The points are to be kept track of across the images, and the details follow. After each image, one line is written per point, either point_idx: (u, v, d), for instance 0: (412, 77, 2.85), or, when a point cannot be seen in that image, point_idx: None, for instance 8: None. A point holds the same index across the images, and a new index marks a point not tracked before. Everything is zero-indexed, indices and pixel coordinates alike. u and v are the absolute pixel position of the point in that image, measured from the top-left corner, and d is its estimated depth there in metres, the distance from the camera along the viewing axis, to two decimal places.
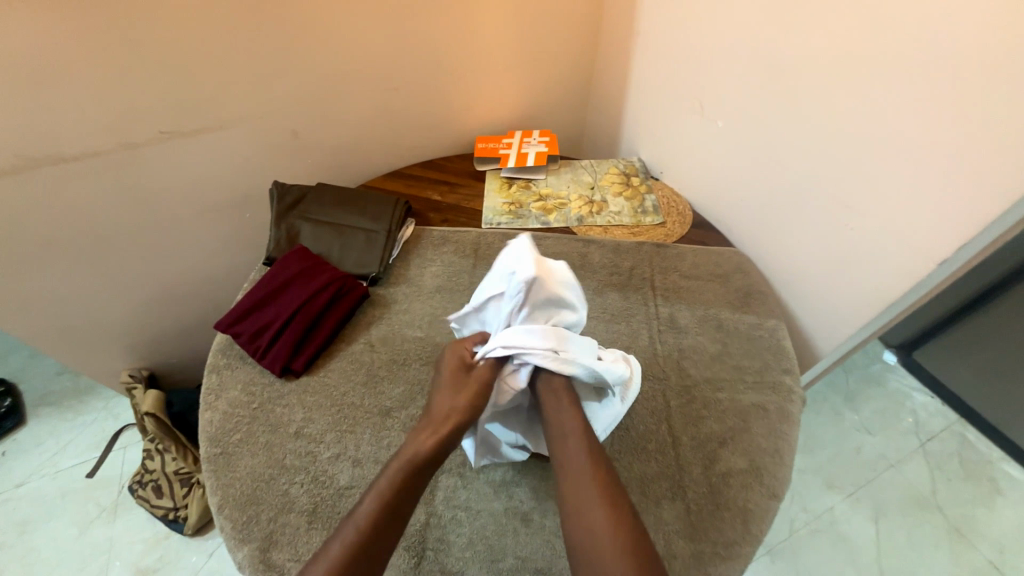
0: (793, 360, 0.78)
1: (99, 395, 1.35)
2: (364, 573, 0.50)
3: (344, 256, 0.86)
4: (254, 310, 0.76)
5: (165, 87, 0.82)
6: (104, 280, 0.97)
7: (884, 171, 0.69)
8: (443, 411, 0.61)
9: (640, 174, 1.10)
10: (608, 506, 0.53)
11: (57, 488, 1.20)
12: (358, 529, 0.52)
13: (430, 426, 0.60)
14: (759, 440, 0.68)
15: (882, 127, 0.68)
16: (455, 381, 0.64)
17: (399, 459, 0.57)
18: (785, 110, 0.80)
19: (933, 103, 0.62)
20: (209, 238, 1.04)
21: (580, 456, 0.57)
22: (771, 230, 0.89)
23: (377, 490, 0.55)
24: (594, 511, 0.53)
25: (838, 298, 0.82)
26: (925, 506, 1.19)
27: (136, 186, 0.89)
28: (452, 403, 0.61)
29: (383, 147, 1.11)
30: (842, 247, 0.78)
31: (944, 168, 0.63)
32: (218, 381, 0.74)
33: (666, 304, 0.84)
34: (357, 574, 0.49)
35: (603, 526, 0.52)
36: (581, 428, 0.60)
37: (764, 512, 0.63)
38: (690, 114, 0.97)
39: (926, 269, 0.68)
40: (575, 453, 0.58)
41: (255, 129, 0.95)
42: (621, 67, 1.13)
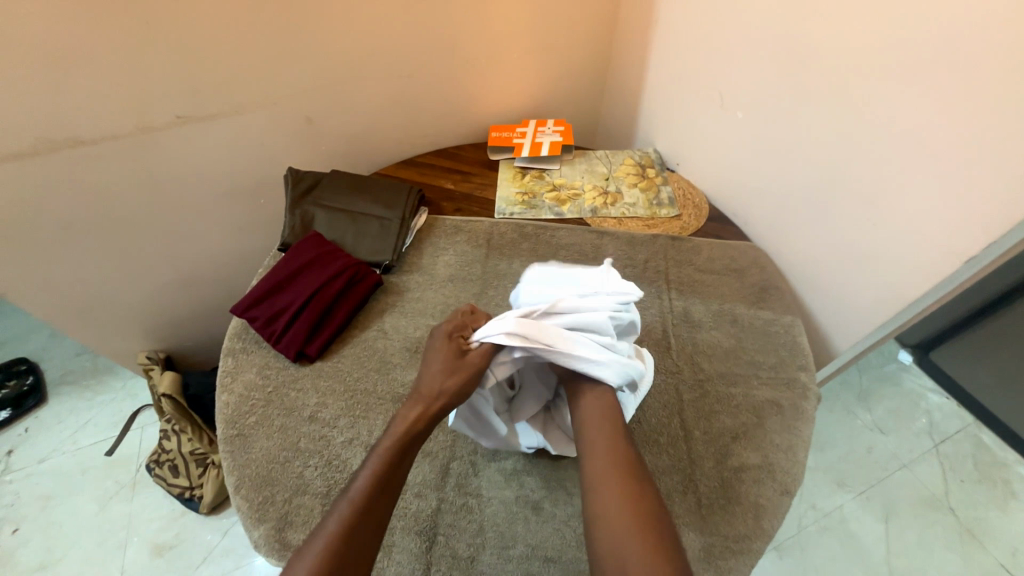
0: (809, 357, 0.77)
1: (117, 376, 1.38)
2: (357, 548, 0.49)
3: (358, 243, 0.86)
4: (268, 296, 0.77)
5: (180, 72, 0.82)
6: (122, 263, 0.98)
7: (907, 167, 0.67)
8: (430, 390, 0.60)
9: (656, 166, 1.08)
10: (624, 493, 0.52)
11: (78, 465, 1.23)
12: (352, 505, 0.52)
13: (418, 405, 0.60)
14: (773, 437, 0.67)
15: (906, 121, 0.66)
16: (447, 360, 0.62)
17: (389, 436, 0.58)
18: (806, 102, 0.78)
19: (962, 97, 0.59)
20: (224, 224, 1.05)
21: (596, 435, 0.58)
22: (788, 225, 0.88)
23: (370, 467, 0.55)
24: (611, 499, 0.52)
25: (856, 295, 0.80)
26: (937, 507, 1.18)
27: (152, 171, 0.90)
28: (439, 383, 0.60)
29: (397, 134, 1.11)
30: (863, 243, 0.76)
31: (970, 164, 0.61)
32: (234, 364, 0.75)
33: (680, 298, 0.83)
34: (352, 550, 0.49)
35: (619, 513, 0.51)
36: (604, 408, 0.60)
37: (775, 508, 0.62)
38: (708, 106, 0.95)
39: (949, 267, 0.66)
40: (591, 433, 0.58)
41: (269, 115, 0.95)
42: (638, 55, 1.11)
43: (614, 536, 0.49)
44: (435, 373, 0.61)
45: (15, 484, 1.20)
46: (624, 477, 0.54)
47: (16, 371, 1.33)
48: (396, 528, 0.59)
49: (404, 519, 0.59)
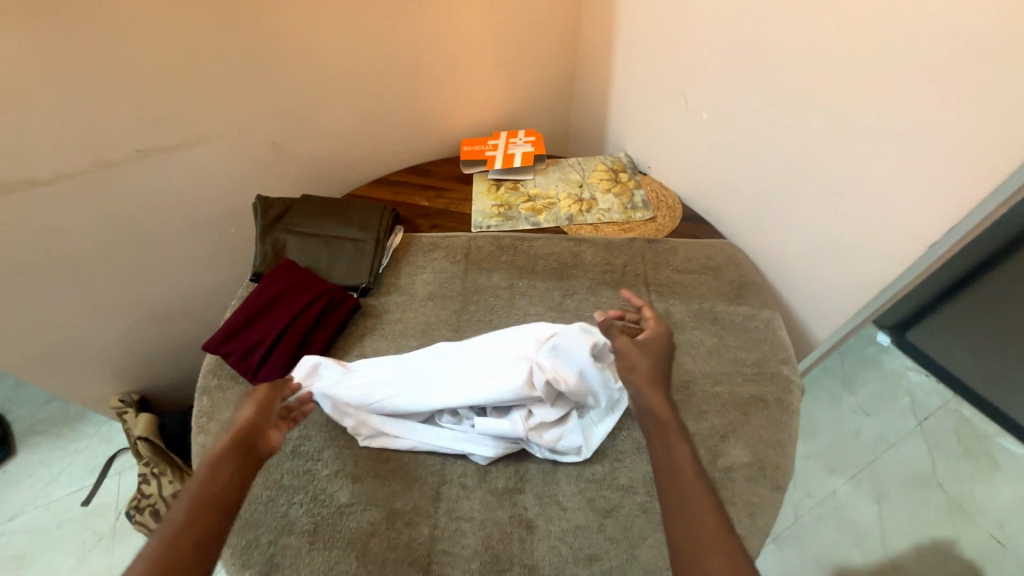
0: (790, 349, 0.78)
1: (90, 421, 1.32)
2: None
3: (333, 268, 0.84)
4: (241, 329, 0.75)
5: (139, 104, 0.80)
6: (90, 303, 0.95)
7: (870, 158, 0.70)
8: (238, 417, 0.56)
9: (628, 170, 1.09)
10: (707, 500, 0.46)
11: (53, 518, 1.17)
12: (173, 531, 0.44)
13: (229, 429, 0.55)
14: (760, 432, 0.68)
15: (866, 114, 0.68)
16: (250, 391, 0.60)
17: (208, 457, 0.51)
18: (769, 101, 0.80)
19: (915, 89, 0.62)
20: (195, 256, 1.03)
21: (683, 473, 0.48)
22: (760, 220, 0.89)
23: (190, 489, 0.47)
24: (696, 506, 0.45)
25: (830, 285, 0.82)
26: (926, 484, 1.21)
27: (117, 206, 0.87)
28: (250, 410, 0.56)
29: (368, 154, 1.10)
30: (832, 233, 0.78)
31: (928, 152, 0.63)
32: (210, 404, 0.72)
33: (660, 300, 0.84)
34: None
35: (708, 520, 0.44)
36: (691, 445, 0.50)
37: (768, 504, 0.63)
38: (674, 108, 0.97)
39: (916, 251, 0.69)
40: (676, 467, 0.48)
41: (236, 142, 0.93)
42: (603, 61, 1.12)
43: (703, 548, 0.42)
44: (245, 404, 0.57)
45: None
46: (703, 483, 0.47)
47: None
48: (388, 560, 0.57)
49: (396, 551, 0.57)
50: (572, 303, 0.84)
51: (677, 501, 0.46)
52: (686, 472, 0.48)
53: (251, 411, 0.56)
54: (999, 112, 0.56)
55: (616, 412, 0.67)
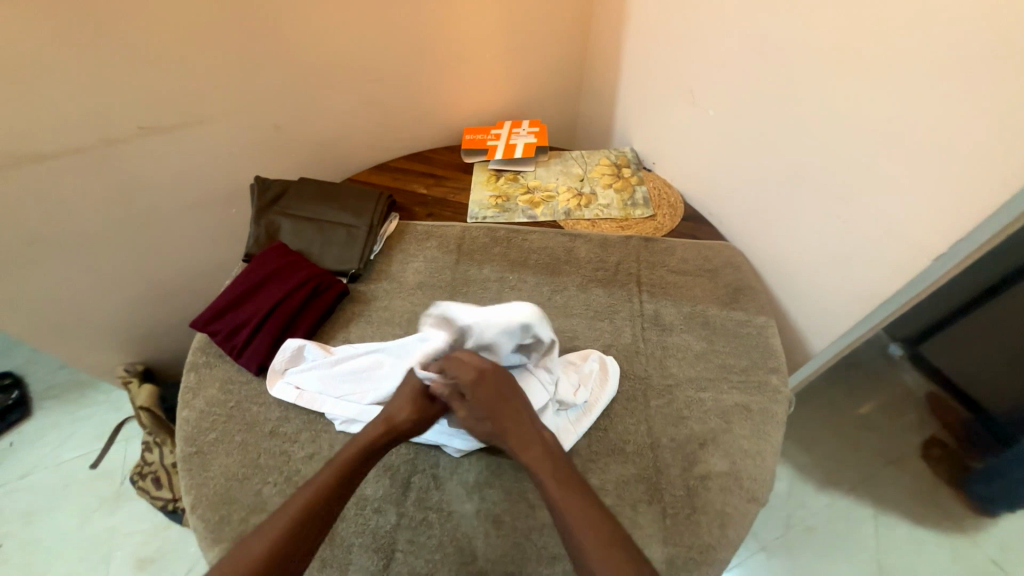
0: (781, 359, 0.75)
1: (101, 387, 1.36)
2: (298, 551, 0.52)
3: (324, 252, 0.85)
4: (230, 308, 0.76)
5: (142, 82, 0.81)
6: (95, 276, 0.97)
7: (878, 164, 0.66)
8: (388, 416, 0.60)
9: (632, 165, 1.06)
10: (590, 521, 0.52)
11: (62, 479, 1.23)
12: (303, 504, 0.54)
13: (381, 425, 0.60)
14: (741, 442, 0.66)
15: (875, 118, 0.64)
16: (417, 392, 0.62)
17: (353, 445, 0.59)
18: (779, 100, 0.76)
19: (929, 92, 0.58)
20: (198, 234, 1.04)
21: (557, 495, 0.54)
22: (763, 224, 0.86)
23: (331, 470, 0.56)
24: (575, 528, 0.52)
25: (832, 294, 0.78)
26: None
27: (121, 183, 0.89)
28: (397, 412, 0.60)
29: (370, 138, 1.09)
30: (836, 241, 0.74)
31: (939, 160, 0.59)
32: (196, 380, 0.73)
33: (651, 300, 0.82)
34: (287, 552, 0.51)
35: (586, 540, 0.51)
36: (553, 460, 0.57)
37: (742, 516, 0.61)
38: (682, 104, 0.94)
39: (920, 264, 0.65)
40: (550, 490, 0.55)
41: (238, 122, 0.93)
42: (614, 51, 1.08)
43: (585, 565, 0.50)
44: (395, 400, 0.61)
45: None
46: (582, 501, 0.54)
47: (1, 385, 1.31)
48: (353, 545, 0.58)
49: (362, 536, 0.58)
50: (561, 299, 0.83)
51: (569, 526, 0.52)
52: (558, 493, 0.54)
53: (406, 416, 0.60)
54: (1015, 121, 0.52)
55: (593, 413, 0.67)
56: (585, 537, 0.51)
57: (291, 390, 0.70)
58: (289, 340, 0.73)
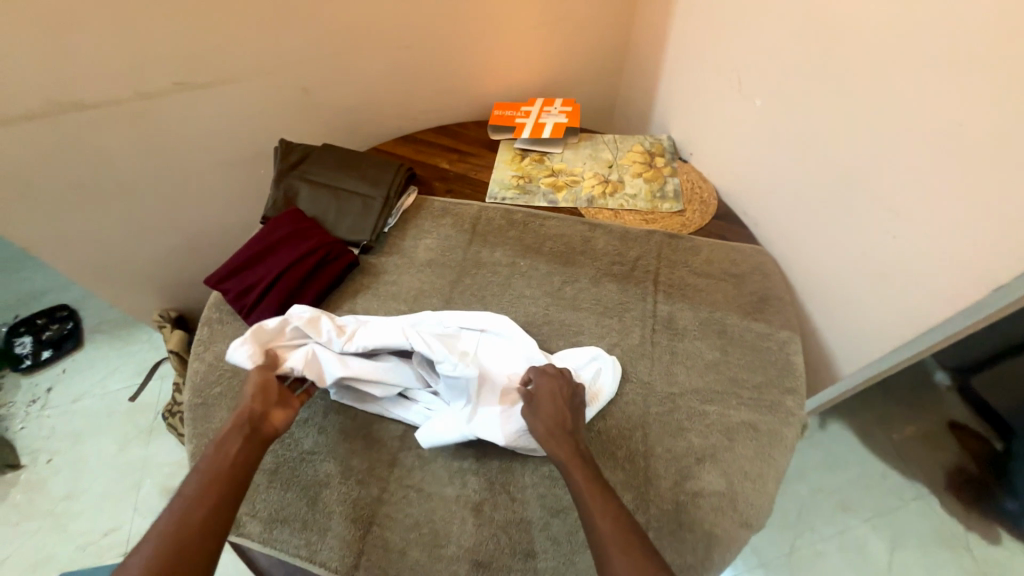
0: (802, 379, 0.69)
1: (142, 328, 1.46)
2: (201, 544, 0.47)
3: (338, 221, 0.84)
4: (242, 269, 0.77)
5: (176, 37, 0.82)
6: (133, 226, 1.02)
7: (938, 175, 0.58)
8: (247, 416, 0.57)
9: (667, 154, 0.99)
10: (609, 510, 0.50)
11: (105, 407, 1.34)
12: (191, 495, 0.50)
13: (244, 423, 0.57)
14: (741, 462, 0.62)
15: (944, 120, 0.56)
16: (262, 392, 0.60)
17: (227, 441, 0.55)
18: (836, 92, 0.67)
19: (1013, 94, 0.50)
20: (228, 192, 1.07)
21: (584, 484, 0.52)
22: (802, 230, 0.79)
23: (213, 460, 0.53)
24: (595, 515, 0.50)
25: (869, 315, 0.71)
26: (951, 545, 1.09)
27: (156, 137, 0.92)
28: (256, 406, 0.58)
29: (398, 107, 1.07)
30: (881, 257, 0.67)
31: (1013, 177, 0.51)
32: (208, 334, 0.76)
33: (667, 302, 0.77)
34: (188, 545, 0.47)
35: (606, 529, 0.48)
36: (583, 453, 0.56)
37: (732, 540, 0.58)
38: (727, 90, 0.86)
39: (973, 293, 0.57)
40: (578, 479, 0.53)
41: (266, 83, 0.93)
42: (661, 27, 1.00)
43: (605, 557, 0.47)
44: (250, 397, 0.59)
45: (51, 419, 1.31)
46: (604, 493, 0.52)
47: (58, 316, 1.43)
48: (334, 512, 0.59)
49: (343, 505, 0.59)
50: (571, 291, 0.80)
51: (588, 515, 0.50)
52: (586, 483, 0.52)
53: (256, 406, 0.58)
54: None
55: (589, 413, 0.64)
56: (605, 524, 0.49)
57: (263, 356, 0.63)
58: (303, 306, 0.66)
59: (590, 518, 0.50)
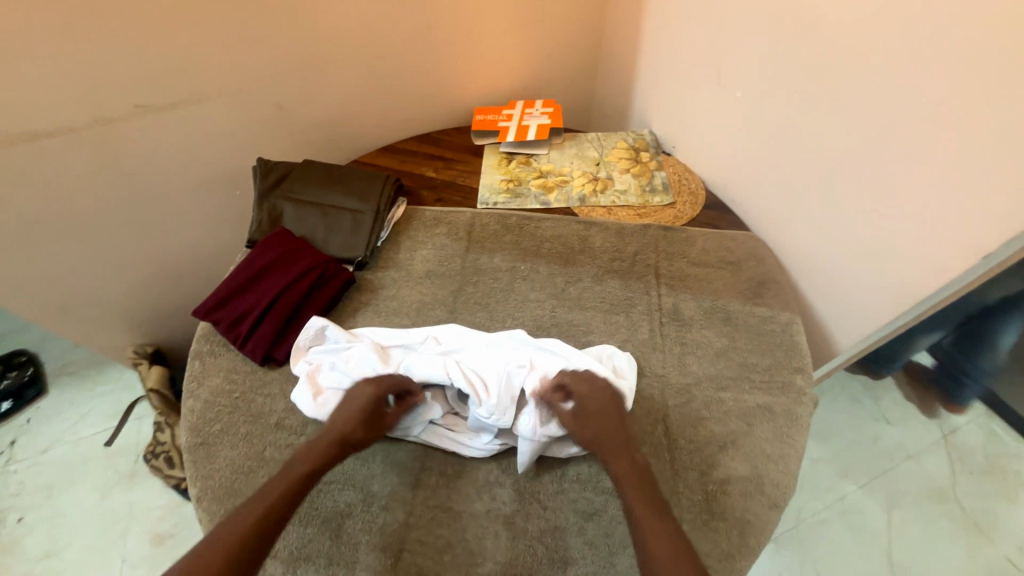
0: (807, 357, 0.72)
1: (114, 367, 1.37)
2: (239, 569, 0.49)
3: (329, 239, 0.81)
4: (233, 296, 0.74)
5: (137, 58, 0.77)
6: (99, 261, 0.95)
7: (920, 152, 0.61)
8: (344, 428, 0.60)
9: (651, 149, 1.01)
10: (665, 537, 0.51)
11: (79, 455, 1.24)
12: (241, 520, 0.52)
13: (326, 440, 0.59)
14: (763, 445, 0.63)
15: (921, 101, 0.59)
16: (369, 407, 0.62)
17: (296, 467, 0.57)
18: (813, 78, 0.70)
19: (987, 72, 0.53)
20: (203, 217, 1.01)
21: (640, 512, 0.53)
22: (790, 213, 0.81)
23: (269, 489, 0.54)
24: (652, 540, 0.51)
25: (863, 290, 0.74)
26: (943, 499, 1.14)
27: (121, 164, 0.86)
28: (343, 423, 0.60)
29: (376, 117, 1.04)
30: (871, 234, 0.69)
31: (993, 149, 0.54)
32: (201, 369, 0.72)
33: (670, 293, 0.78)
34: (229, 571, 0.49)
35: (661, 556, 0.50)
36: (643, 480, 0.56)
37: (763, 523, 0.59)
38: (705, 82, 0.88)
39: (962, 261, 0.60)
40: (635, 505, 0.54)
41: (237, 100, 0.89)
42: (633, 24, 1.01)
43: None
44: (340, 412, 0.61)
45: (19, 474, 1.21)
46: (662, 520, 0.53)
47: (17, 363, 1.32)
48: (359, 543, 0.57)
49: (368, 534, 0.57)
50: (576, 291, 0.80)
51: (642, 538, 0.52)
52: (642, 512, 0.53)
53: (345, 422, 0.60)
54: None
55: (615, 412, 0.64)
56: (661, 552, 0.51)
57: (309, 392, 0.66)
58: (313, 318, 0.71)
59: (645, 546, 0.51)
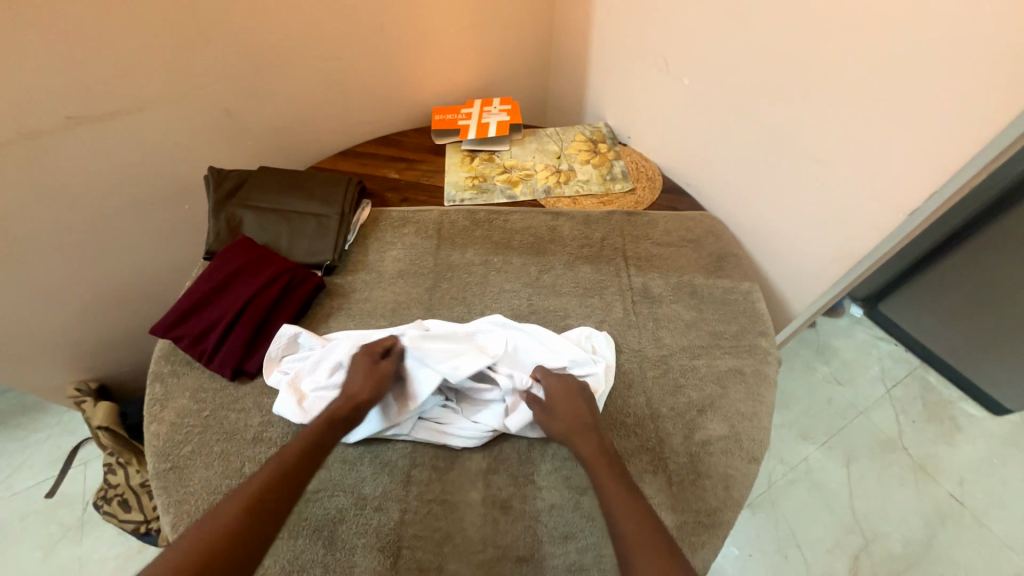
0: (768, 321, 0.77)
1: (46, 410, 1.22)
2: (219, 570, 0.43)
3: (295, 245, 0.79)
4: (194, 310, 0.70)
5: (66, 64, 0.71)
6: (29, 291, 0.85)
7: (856, 123, 0.67)
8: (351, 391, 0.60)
9: (607, 140, 1.05)
10: (638, 513, 0.50)
11: (9, 513, 1.09)
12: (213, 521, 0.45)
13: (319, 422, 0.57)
14: (737, 405, 0.68)
15: (851, 77, 0.65)
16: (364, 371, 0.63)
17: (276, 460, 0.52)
18: (754, 64, 0.76)
19: (906, 48, 0.59)
20: (148, 235, 0.94)
21: (611, 489, 0.52)
22: (742, 191, 0.87)
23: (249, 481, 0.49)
24: (623, 518, 0.49)
25: (813, 256, 0.80)
26: (892, 449, 1.22)
27: (51, 182, 0.78)
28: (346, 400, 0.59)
29: (332, 121, 1.02)
30: (816, 203, 0.76)
31: (917, 116, 0.61)
32: (163, 390, 0.68)
33: (639, 274, 0.82)
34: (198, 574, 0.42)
35: (633, 529, 0.48)
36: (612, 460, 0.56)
37: (744, 476, 0.63)
38: (655, 73, 0.92)
39: (895, 220, 0.67)
40: (606, 483, 0.53)
41: (183, 108, 0.84)
42: (583, 22, 1.05)
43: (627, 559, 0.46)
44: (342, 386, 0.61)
45: None
46: (632, 495, 0.51)
47: None
48: (355, 547, 0.55)
49: (364, 537, 0.56)
50: (550, 278, 0.81)
51: (614, 515, 0.50)
52: (613, 487, 0.52)
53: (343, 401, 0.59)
54: (985, 68, 0.54)
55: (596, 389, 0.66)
56: (633, 527, 0.48)
57: (294, 401, 0.64)
58: (284, 326, 0.69)
59: (617, 523, 0.49)
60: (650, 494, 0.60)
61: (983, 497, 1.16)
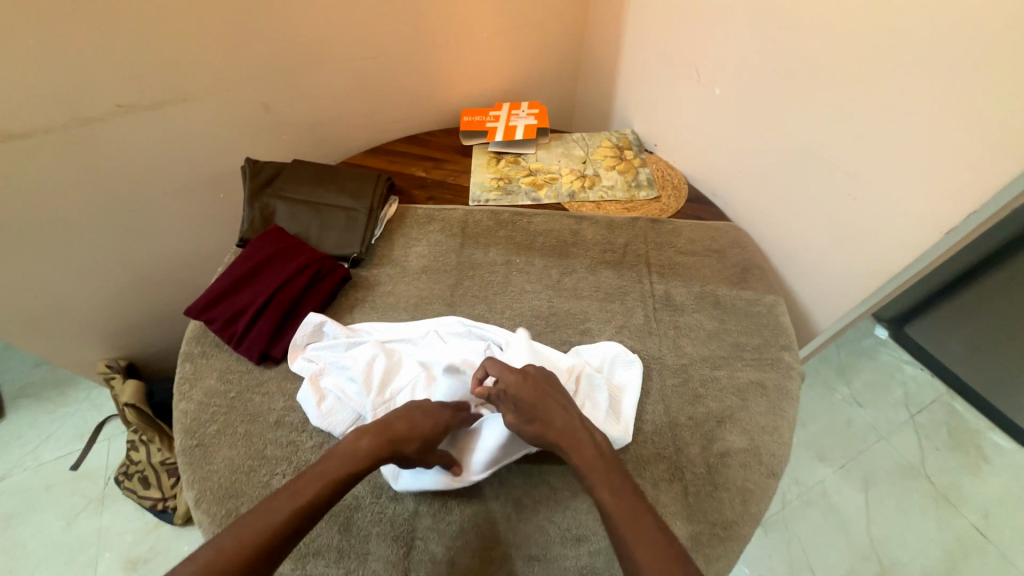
0: (792, 335, 0.76)
1: (78, 385, 1.27)
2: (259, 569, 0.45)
3: (323, 236, 0.81)
4: (226, 295, 0.72)
5: (120, 54, 0.75)
6: (72, 268, 0.89)
7: (892, 139, 0.66)
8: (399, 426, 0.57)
9: (634, 147, 1.05)
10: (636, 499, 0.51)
11: (37, 482, 1.14)
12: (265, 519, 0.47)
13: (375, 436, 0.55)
14: (758, 418, 0.67)
15: (887, 91, 0.64)
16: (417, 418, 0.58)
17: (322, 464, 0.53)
18: (784, 78, 0.76)
19: (949, 63, 0.58)
20: (185, 221, 0.97)
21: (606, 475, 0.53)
22: (770, 204, 0.86)
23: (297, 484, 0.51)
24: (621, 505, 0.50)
25: (840, 272, 0.79)
26: (914, 476, 1.18)
27: (98, 165, 0.82)
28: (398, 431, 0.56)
29: (364, 119, 1.04)
30: (847, 218, 0.74)
31: (955, 134, 0.60)
32: (192, 370, 0.70)
33: (662, 281, 0.81)
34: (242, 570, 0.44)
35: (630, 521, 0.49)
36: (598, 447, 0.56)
37: (762, 492, 0.62)
38: (686, 83, 0.92)
39: (930, 238, 0.66)
40: (599, 469, 0.54)
41: (224, 100, 0.87)
42: (615, 30, 1.06)
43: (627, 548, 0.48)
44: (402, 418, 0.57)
45: None
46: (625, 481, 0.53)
47: None
48: (370, 535, 0.56)
49: (379, 526, 0.57)
50: (571, 282, 0.82)
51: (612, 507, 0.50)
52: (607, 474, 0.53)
53: (400, 428, 0.56)
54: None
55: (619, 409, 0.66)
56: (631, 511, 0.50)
57: (314, 397, 0.65)
58: (311, 314, 0.71)
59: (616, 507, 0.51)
60: (666, 502, 0.59)
61: (1011, 533, 1.11)
